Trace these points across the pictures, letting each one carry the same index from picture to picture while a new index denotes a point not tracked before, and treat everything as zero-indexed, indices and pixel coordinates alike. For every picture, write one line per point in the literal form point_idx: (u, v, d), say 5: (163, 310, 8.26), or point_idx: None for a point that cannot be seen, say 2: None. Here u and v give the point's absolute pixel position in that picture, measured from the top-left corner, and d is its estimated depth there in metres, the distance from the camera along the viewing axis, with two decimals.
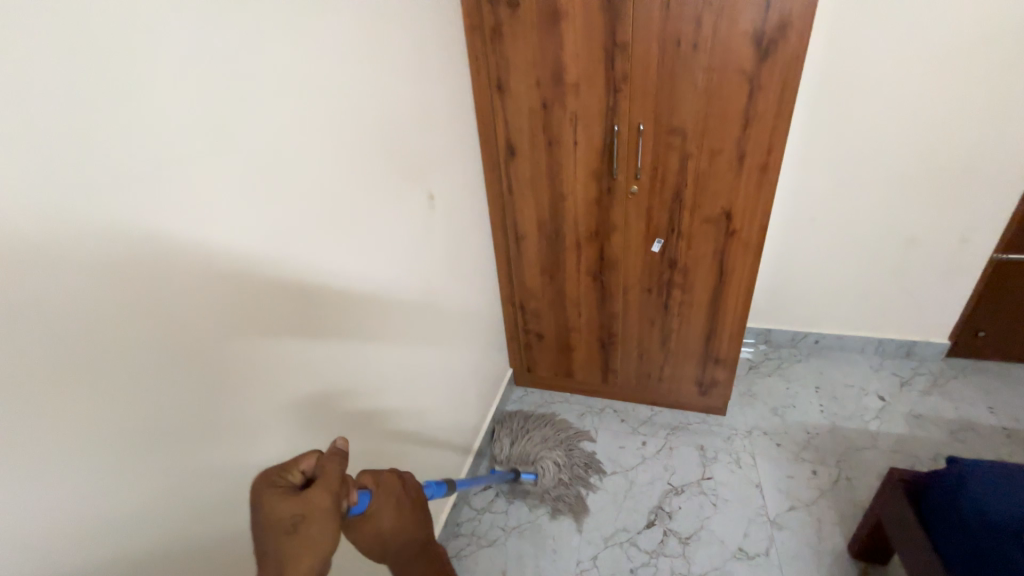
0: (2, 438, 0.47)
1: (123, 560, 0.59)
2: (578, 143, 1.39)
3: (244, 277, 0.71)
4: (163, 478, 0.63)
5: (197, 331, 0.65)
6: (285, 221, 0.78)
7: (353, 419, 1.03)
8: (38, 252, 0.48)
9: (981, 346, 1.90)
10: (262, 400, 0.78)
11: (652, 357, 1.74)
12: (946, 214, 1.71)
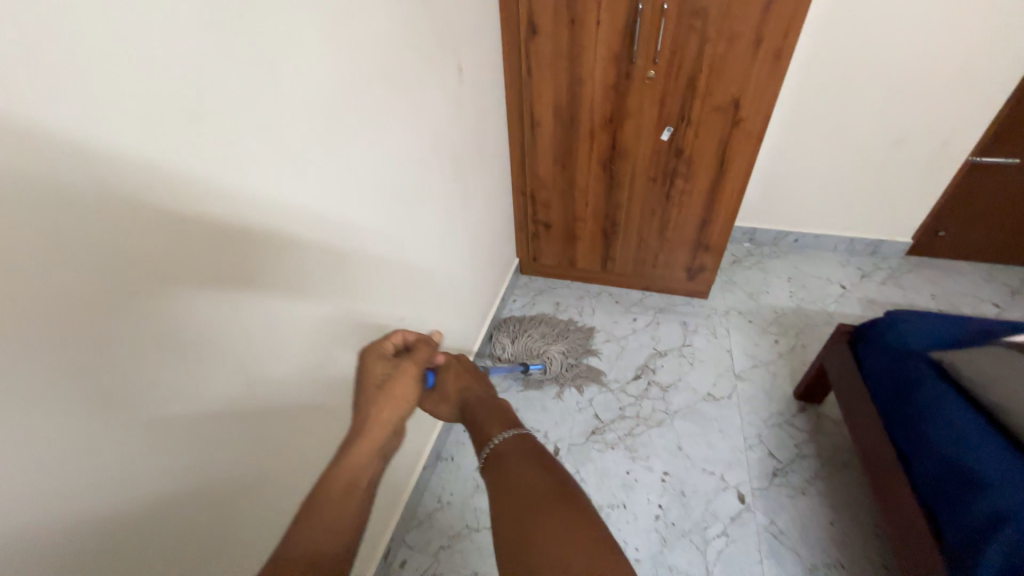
0: (176, 239, 0.57)
1: (254, 357, 0.74)
2: (600, 23, 1.40)
3: (320, 123, 0.80)
4: (274, 295, 0.76)
5: (288, 159, 0.74)
6: (348, 74, 0.85)
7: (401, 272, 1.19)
8: (183, 72, 0.55)
9: (939, 245, 2.12)
10: (338, 238, 0.91)
11: (649, 245, 1.92)
12: (937, 117, 1.80)
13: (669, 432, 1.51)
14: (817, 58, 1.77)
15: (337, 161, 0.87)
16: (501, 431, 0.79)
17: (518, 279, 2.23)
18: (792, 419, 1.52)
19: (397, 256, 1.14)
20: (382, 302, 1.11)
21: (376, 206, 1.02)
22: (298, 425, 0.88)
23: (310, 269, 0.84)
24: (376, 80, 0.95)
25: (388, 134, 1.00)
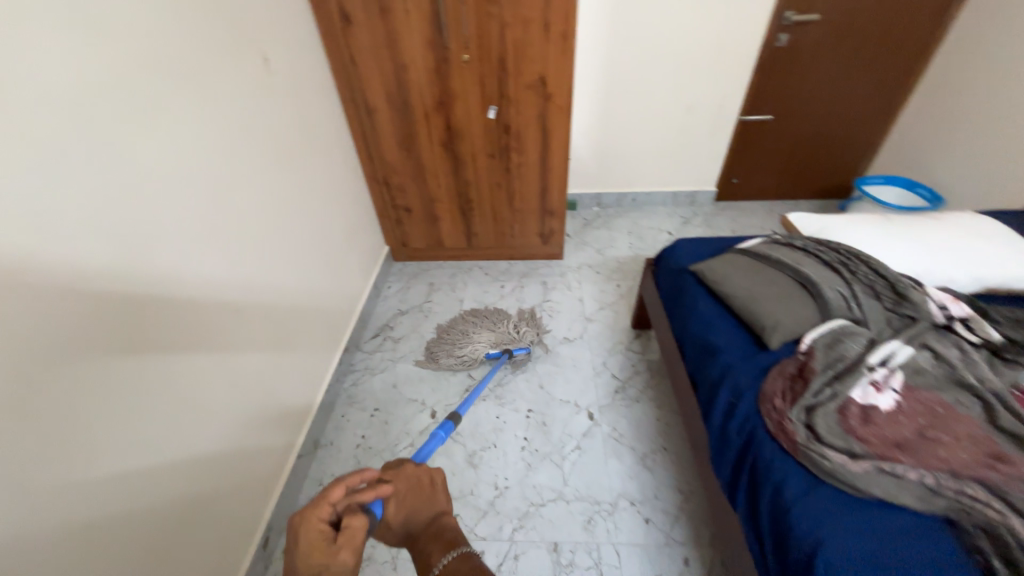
0: None
1: (64, 362, 0.73)
2: (409, 11, 1.50)
3: (102, 121, 0.79)
4: (83, 299, 0.76)
5: (69, 159, 0.73)
6: (131, 71, 0.84)
7: (242, 267, 1.18)
8: None
9: (737, 190, 2.60)
10: (152, 235, 0.90)
11: (503, 216, 2.10)
12: (714, 85, 2.22)
13: (532, 376, 1.70)
14: (615, 39, 2.08)
15: (136, 159, 0.85)
16: (446, 553, 0.66)
17: (391, 267, 2.27)
18: (632, 345, 1.80)
19: (233, 248, 1.14)
20: (221, 295, 1.10)
21: (197, 199, 1.01)
22: (137, 430, 0.86)
23: (118, 268, 0.82)
24: (170, 76, 0.93)
25: (194, 125, 1.00)
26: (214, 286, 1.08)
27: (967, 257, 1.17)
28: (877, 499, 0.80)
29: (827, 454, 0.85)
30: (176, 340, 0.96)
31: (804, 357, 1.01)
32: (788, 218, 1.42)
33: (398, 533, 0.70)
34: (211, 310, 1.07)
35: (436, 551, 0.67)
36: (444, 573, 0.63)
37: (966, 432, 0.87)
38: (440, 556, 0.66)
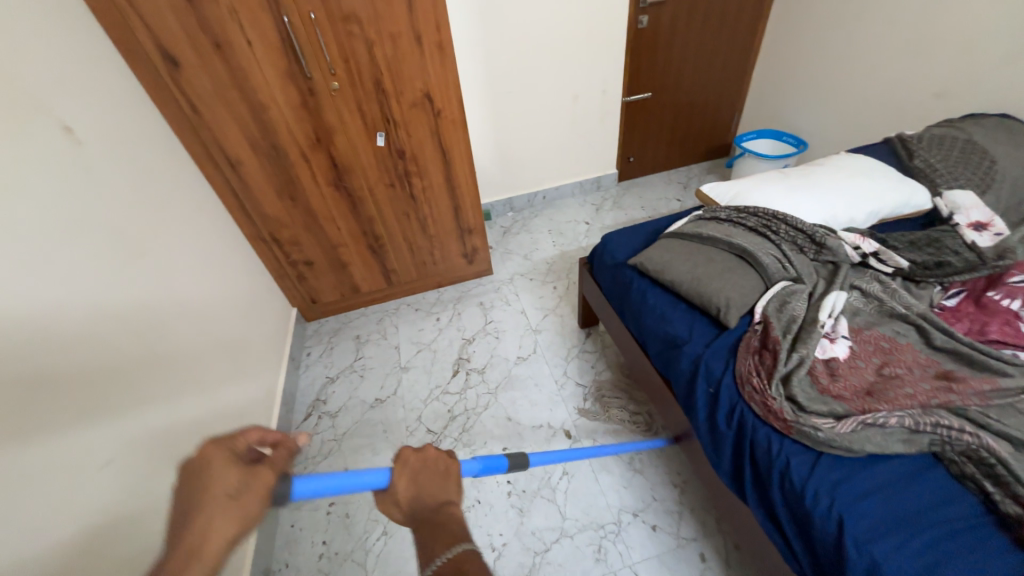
0: None
1: None
2: (252, 41, 1.27)
3: None
4: None
5: None
6: None
7: (119, 404, 0.89)
8: None
9: (634, 167, 2.70)
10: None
11: (419, 246, 1.93)
12: (592, 73, 2.25)
13: (497, 410, 1.57)
14: (489, 41, 2.01)
15: None
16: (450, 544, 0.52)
17: (304, 330, 1.98)
18: (586, 347, 1.75)
19: (93, 382, 0.85)
20: (101, 445, 0.82)
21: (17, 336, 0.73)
22: None
23: None
24: None
25: None
26: (88, 447, 0.80)
27: (860, 195, 1.27)
28: (870, 455, 0.80)
29: (814, 423, 0.84)
30: (45, 538, 0.68)
31: (760, 327, 1.01)
32: (702, 190, 1.45)
33: (404, 512, 0.59)
34: (92, 475, 0.79)
35: (439, 542, 0.53)
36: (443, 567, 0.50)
37: (912, 363, 0.93)
38: (443, 545, 0.52)
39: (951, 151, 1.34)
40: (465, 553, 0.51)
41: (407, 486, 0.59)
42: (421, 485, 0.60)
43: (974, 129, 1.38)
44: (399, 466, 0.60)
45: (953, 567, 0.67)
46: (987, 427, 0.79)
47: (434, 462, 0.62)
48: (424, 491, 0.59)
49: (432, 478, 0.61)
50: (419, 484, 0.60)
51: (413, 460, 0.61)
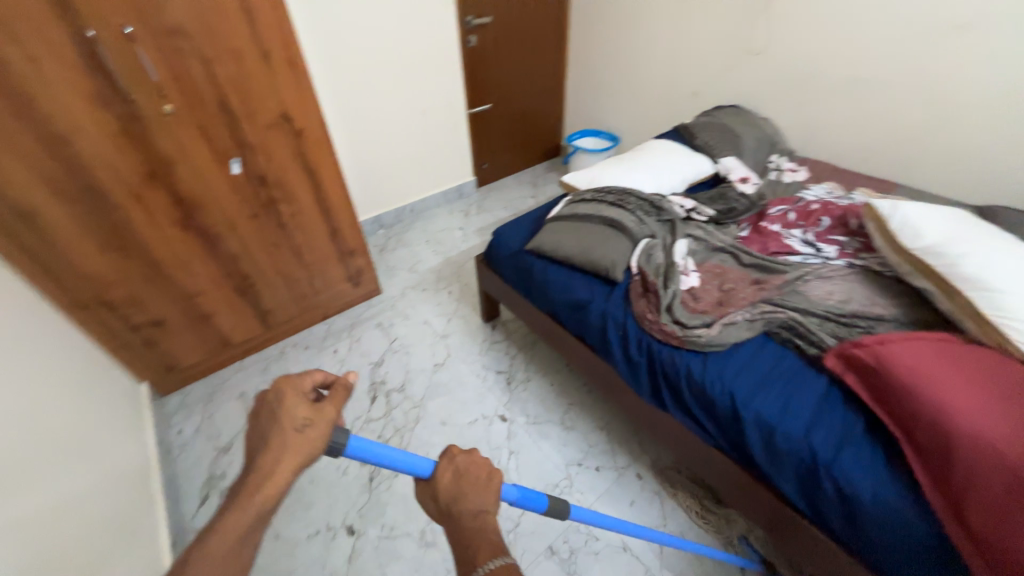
0: None
1: None
2: (40, 60, 1.03)
3: None
4: None
5: None
6: None
7: None
8: None
9: (489, 172, 2.92)
10: None
11: (298, 278, 1.77)
12: (435, 89, 2.39)
13: (428, 419, 1.57)
14: (328, 59, 1.96)
15: None
16: (493, 557, 0.57)
17: (163, 408, 1.62)
18: (495, 338, 1.86)
19: None
20: None
21: None
22: None
23: None
24: None
25: None
26: None
27: (673, 169, 1.68)
28: (733, 344, 1.11)
29: (695, 333, 1.11)
30: None
31: (639, 276, 1.28)
32: (565, 181, 1.71)
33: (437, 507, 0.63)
34: None
35: (482, 551, 0.58)
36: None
37: (737, 278, 1.29)
38: (487, 556, 0.57)
39: (716, 131, 1.87)
40: (503, 569, 0.55)
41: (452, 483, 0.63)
42: (464, 485, 0.63)
43: (725, 116, 1.95)
44: (447, 461, 0.64)
45: (796, 397, 0.99)
46: (788, 306, 1.17)
47: (480, 468, 0.65)
48: (465, 495, 0.62)
49: (475, 483, 0.63)
50: (463, 487, 0.62)
51: (460, 461, 0.64)
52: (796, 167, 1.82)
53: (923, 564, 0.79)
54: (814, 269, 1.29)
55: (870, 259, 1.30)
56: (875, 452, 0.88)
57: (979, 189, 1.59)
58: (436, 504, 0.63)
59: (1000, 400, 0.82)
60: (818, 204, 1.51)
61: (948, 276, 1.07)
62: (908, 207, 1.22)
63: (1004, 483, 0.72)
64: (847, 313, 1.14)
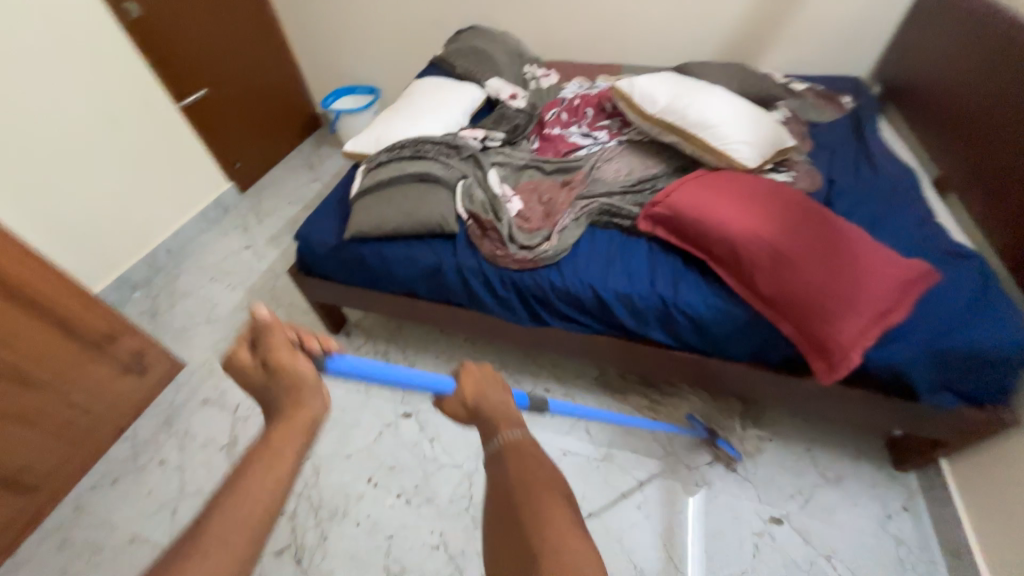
0: None
1: None
2: None
3: None
4: None
5: None
6: None
7: None
8: None
9: (248, 172, 2.39)
10: None
11: (41, 406, 1.23)
12: (114, 87, 1.75)
13: (329, 462, 1.36)
14: None
15: None
16: (513, 430, 0.64)
17: None
18: (356, 344, 1.67)
19: None
20: None
21: None
22: None
23: None
24: None
25: None
26: None
27: (450, 104, 1.64)
28: (574, 244, 1.22)
29: (542, 249, 1.19)
30: None
31: (472, 218, 1.26)
32: (348, 148, 1.51)
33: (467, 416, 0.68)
34: None
35: (507, 424, 0.65)
36: (502, 448, 0.63)
37: (550, 186, 1.40)
38: (511, 428, 0.65)
39: (470, 56, 1.87)
40: (519, 441, 0.63)
41: (473, 385, 0.67)
42: (486, 389, 0.68)
43: (470, 39, 1.96)
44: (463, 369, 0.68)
45: (634, 264, 1.17)
46: (595, 194, 1.33)
47: (494, 374, 0.70)
48: (488, 396, 0.67)
49: (497, 387, 0.69)
50: (484, 388, 0.68)
51: (477, 373, 0.69)
52: (548, 71, 1.98)
53: (750, 335, 1.07)
54: (600, 156, 1.48)
55: (631, 132, 1.55)
56: (697, 276, 1.12)
57: (670, 55, 2.01)
58: (462, 410, 0.67)
59: (743, 202, 1.11)
60: (578, 99, 1.70)
61: (683, 125, 1.36)
62: (640, 80, 1.47)
63: (768, 256, 1.01)
64: (636, 182, 1.36)
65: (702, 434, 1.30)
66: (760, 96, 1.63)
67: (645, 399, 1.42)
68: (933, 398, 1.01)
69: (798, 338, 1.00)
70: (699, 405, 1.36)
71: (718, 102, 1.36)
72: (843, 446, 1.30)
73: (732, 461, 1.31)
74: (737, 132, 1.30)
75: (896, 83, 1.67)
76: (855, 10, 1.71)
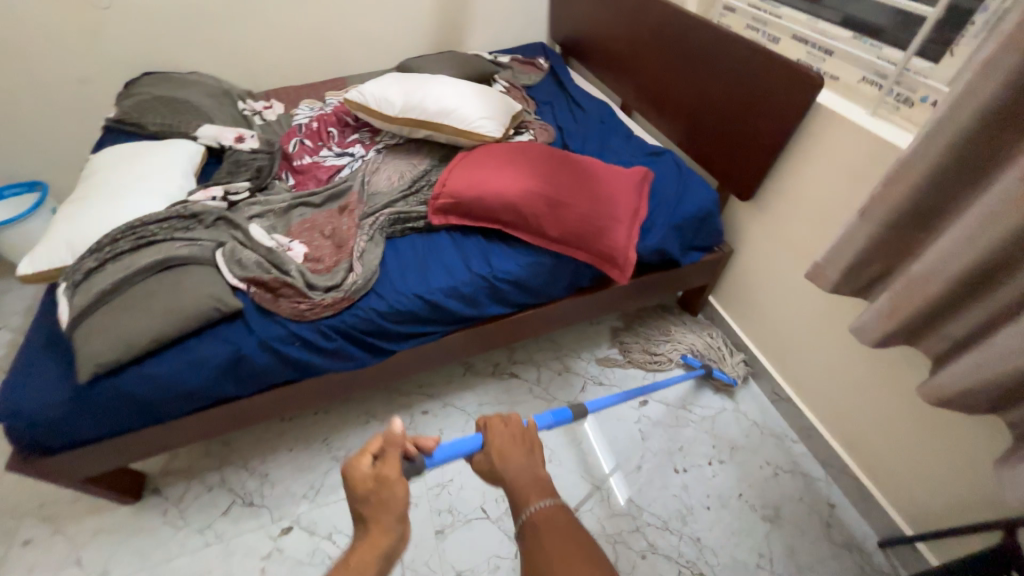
0: None
1: None
2: None
3: None
4: None
5: None
6: None
7: None
8: None
9: None
10: None
11: None
12: None
13: None
14: None
15: None
16: (540, 500, 0.67)
17: None
18: (178, 496, 1.28)
19: None
20: None
21: None
22: None
23: None
24: None
25: None
26: None
27: (158, 170, 1.32)
28: (380, 264, 1.17)
29: (351, 282, 1.10)
30: None
31: (254, 286, 1.08)
32: (23, 271, 1.10)
33: (496, 475, 0.75)
34: None
35: (531, 495, 0.68)
36: (529, 518, 0.66)
37: (327, 217, 1.28)
38: (538, 498, 0.68)
39: (160, 109, 1.54)
40: (549, 511, 0.65)
41: (504, 451, 0.75)
42: (517, 445, 0.76)
43: (151, 89, 1.61)
44: (494, 430, 0.78)
45: (445, 257, 1.19)
46: (378, 207, 1.28)
47: (526, 431, 0.79)
48: (515, 457, 0.74)
49: (523, 442, 0.77)
50: (512, 445, 0.76)
51: (507, 430, 0.78)
52: (267, 102, 1.79)
53: (561, 274, 1.21)
54: (364, 170, 1.43)
55: (385, 138, 1.54)
56: (501, 245, 1.21)
57: (387, 58, 2.05)
58: (489, 468, 0.76)
59: (508, 167, 1.24)
60: (316, 122, 1.58)
61: (426, 117, 1.42)
62: (369, 88, 1.48)
63: (544, 204, 1.16)
64: (412, 184, 1.37)
65: (698, 370, 1.44)
66: (479, 75, 1.81)
67: (634, 355, 1.52)
68: (686, 259, 1.35)
69: (593, 258, 1.16)
70: (697, 347, 1.50)
71: (446, 88, 1.46)
72: (655, 321, 1.63)
73: (596, 377, 1.51)
74: (474, 109, 1.42)
75: (567, 41, 2.06)
76: None
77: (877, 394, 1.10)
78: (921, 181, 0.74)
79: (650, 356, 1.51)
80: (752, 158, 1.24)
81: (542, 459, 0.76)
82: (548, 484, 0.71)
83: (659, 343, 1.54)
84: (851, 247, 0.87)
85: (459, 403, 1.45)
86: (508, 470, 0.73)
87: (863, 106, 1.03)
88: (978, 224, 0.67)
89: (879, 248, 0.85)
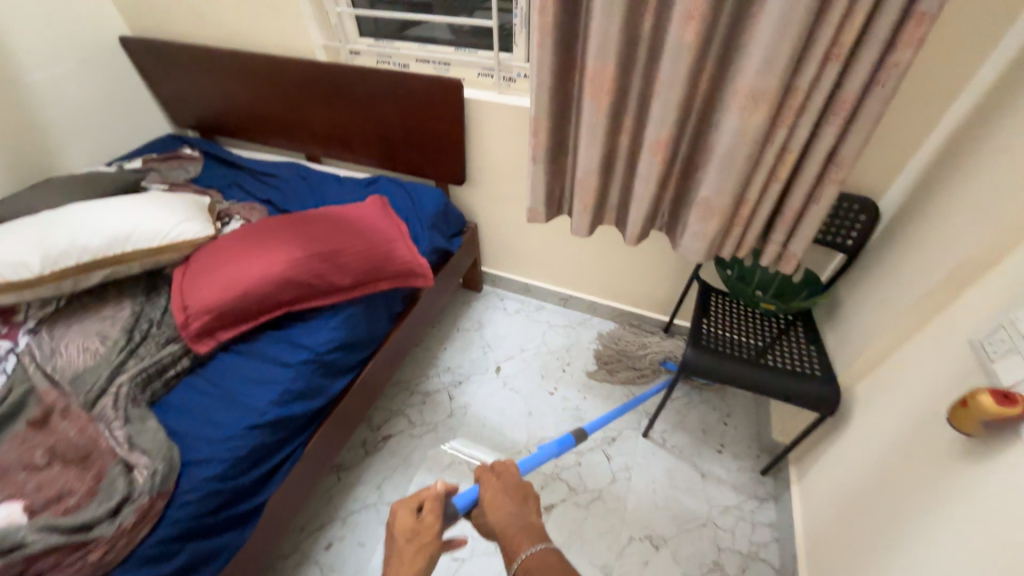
0: None
1: None
2: None
3: None
4: None
5: None
6: None
7: None
8: None
9: None
10: None
11: None
12: None
13: None
14: None
15: None
16: (530, 547, 0.67)
17: None
18: None
19: None
20: None
21: None
22: None
23: None
24: None
25: None
26: None
27: None
28: (169, 432, 0.90)
29: (146, 477, 0.81)
30: None
31: None
32: None
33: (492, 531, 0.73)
34: None
35: (523, 539, 0.68)
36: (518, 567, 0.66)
37: (22, 445, 0.87)
38: (529, 543, 0.67)
39: None
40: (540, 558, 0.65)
41: (498, 501, 0.73)
42: (512, 496, 0.74)
43: None
44: (488, 481, 0.76)
45: (245, 374, 1.01)
46: (104, 383, 0.96)
47: (522, 485, 0.77)
48: (504, 509, 0.72)
49: (523, 496, 0.75)
50: (508, 499, 0.74)
51: (504, 481, 0.76)
52: None
53: (373, 315, 1.20)
54: (31, 360, 1.01)
55: (27, 312, 1.10)
56: (297, 325, 1.11)
57: None
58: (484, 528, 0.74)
59: (251, 252, 1.11)
60: None
61: (91, 257, 1.09)
62: None
63: (317, 262, 1.12)
64: (131, 335, 1.07)
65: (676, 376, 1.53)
66: (118, 191, 1.46)
67: (631, 375, 1.60)
68: (454, 246, 1.58)
69: (392, 282, 1.22)
70: (673, 352, 1.57)
71: (92, 215, 1.15)
72: (461, 312, 1.85)
73: (454, 380, 1.61)
74: (157, 220, 1.17)
75: (200, 122, 1.87)
76: (89, 87, 1.67)
77: (606, 255, 1.63)
78: (549, 125, 1.06)
79: (642, 372, 1.59)
80: (443, 150, 1.52)
81: (535, 507, 0.74)
82: (541, 528, 0.71)
83: (639, 353, 1.62)
84: (541, 183, 1.16)
85: (356, 506, 1.30)
86: (500, 519, 0.71)
87: (489, 90, 1.43)
88: (589, 134, 1.02)
89: (556, 173, 1.19)
